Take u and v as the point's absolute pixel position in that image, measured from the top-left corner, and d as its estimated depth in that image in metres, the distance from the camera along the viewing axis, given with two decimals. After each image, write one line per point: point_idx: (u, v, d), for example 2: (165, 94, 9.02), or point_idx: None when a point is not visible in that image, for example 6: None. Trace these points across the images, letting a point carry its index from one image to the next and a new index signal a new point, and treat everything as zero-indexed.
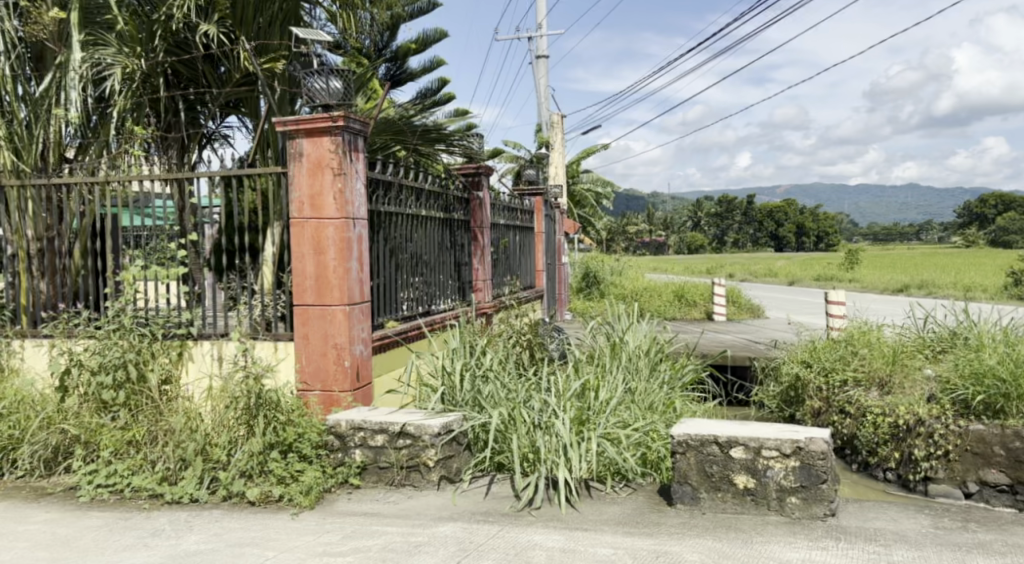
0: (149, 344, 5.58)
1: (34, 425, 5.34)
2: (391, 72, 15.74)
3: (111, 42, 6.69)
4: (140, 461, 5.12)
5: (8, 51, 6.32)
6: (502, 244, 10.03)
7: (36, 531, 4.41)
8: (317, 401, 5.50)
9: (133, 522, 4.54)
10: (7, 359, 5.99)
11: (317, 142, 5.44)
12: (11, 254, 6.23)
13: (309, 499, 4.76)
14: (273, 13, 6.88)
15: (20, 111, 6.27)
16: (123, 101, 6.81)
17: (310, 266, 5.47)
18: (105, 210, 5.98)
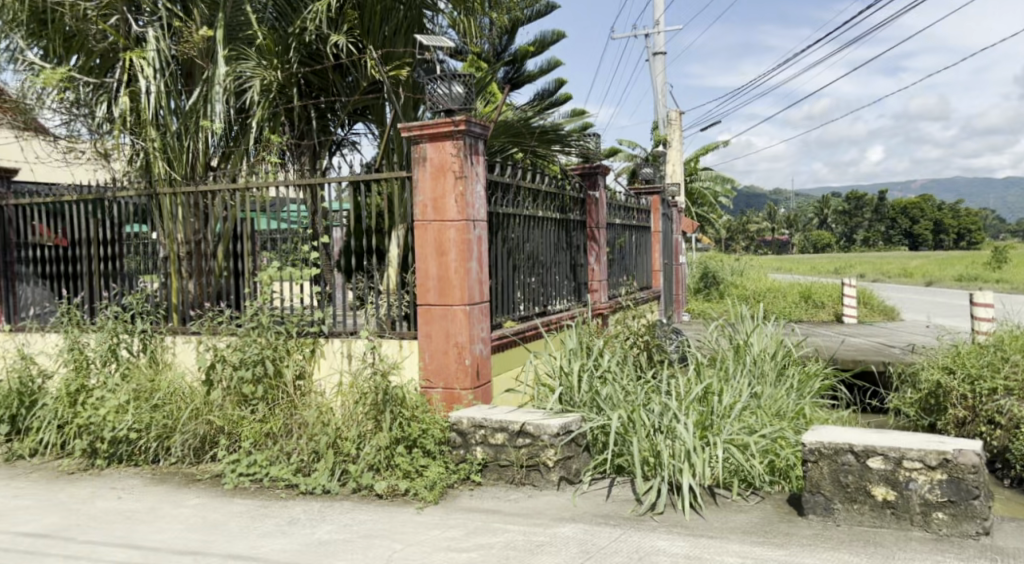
0: (285, 341, 5.91)
1: (184, 416, 5.74)
2: (509, 75, 15.92)
3: (251, 55, 6.99)
4: (278, 452, 5.44)
5: (163, 69, 6.80)
6: (617, 244, 9.97)
7: (188, 514, 4.75)
8: (440, 398, 5.62)
9: (272, 509, 4.81)
10: (162, 354, 6.43)
11: (440, 146, 5.57)
12: (163, 256, 6.74)
13: (434, 494, 4.90)
14: (397, 22, 7.10)
15: (173, 123, 6.80)
16: (262, 111, 7.14)
17: (433, 267, 5.62)
18: (244, 214, 6.36)
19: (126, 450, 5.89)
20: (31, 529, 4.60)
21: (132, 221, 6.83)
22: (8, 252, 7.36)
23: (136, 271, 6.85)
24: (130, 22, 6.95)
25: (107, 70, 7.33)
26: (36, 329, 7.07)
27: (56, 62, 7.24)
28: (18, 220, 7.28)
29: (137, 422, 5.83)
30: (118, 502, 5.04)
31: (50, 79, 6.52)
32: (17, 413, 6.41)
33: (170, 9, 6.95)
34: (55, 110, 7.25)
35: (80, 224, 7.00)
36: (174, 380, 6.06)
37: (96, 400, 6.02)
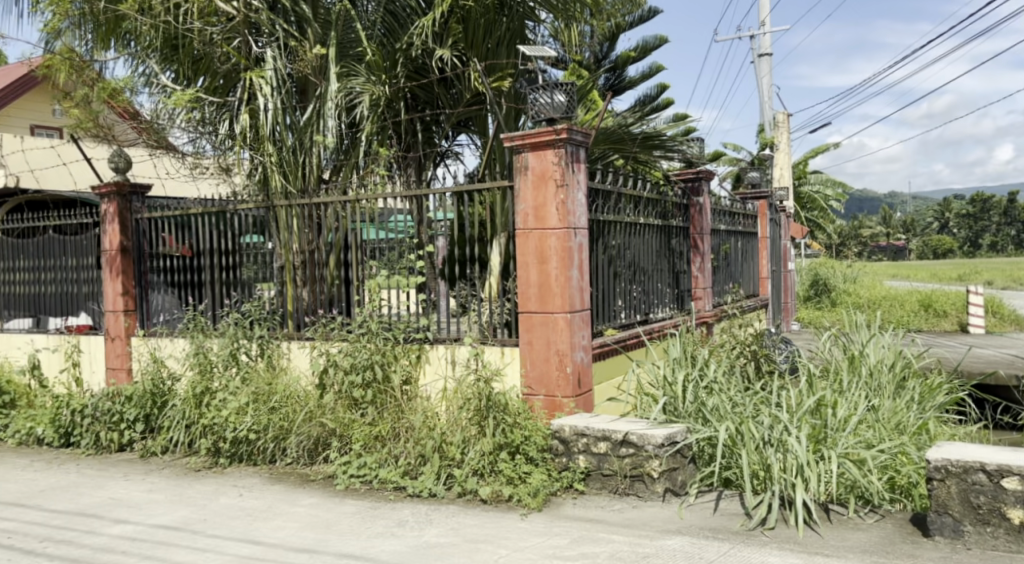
0: (392, 347, 6.11)
1: (299, 418, 6.01)
2: (611, 82, 15.86)
3: (361, 72, 7.24)
4: (386, 455, 5.60)
5: (280, 88, 7.15)
6: (723, 250, 9.73)
7: (303, 513, 4.95)
8: (542, 405, 5.61)
9: (382, 511, 4.95)
10: (278, 359, 6.75)
11: (541, 155, 5.60)
12: (279, 266, 7.05)
13: (537, 501, 4.91)
14: (501, 34, 7.21)
15: (289, 138, 7.15)
16: (371, 124, 7.30)
17: (534, 275, 5.65)
18: (353, 224, 6.58)
19: (246, 450, 6.19)
20: (163, 521, 4.91)
21: (250, 232, 7.19)
22: (141, 261, 7.88)
23: (253, 279, 7.21)
24: (250, 43, 7.32)
25: (229, 87, 7.73)
26: (166, 334, 7.54)
27: (187, 85, 7.79)
28: (150, 232, 7.80)
29: (256, 424, 6.13)
30: (240, 499, 5.31)
31: (180, 100, 6.96)
32: (151, 413, 6.87)
33: (286, 30, 7.32)
34: (183, 128, 7.80)
35: (204, 235, 7.42)
36: (290, 383, 6.33)
37: (219, 402, 6.39)
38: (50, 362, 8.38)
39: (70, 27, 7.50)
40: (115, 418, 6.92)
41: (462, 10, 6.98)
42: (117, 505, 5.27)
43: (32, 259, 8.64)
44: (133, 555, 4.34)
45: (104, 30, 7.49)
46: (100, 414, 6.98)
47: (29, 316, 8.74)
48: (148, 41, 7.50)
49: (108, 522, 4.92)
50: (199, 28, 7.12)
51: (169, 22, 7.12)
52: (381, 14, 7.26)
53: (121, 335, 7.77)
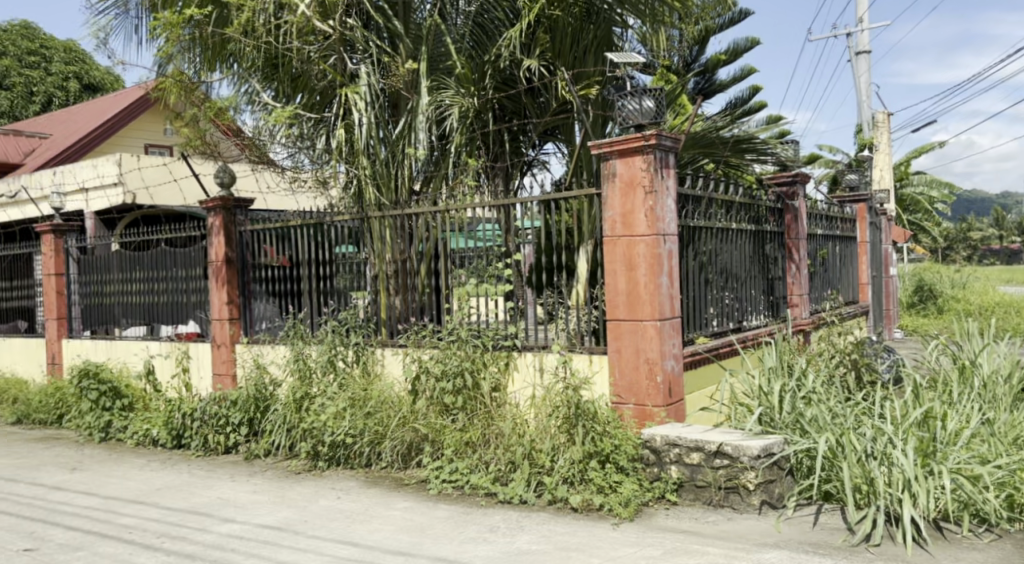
0: (481, 354, 6.18)
1: (393, 423, 6.16)
2: (700, 86, 15.62)
3: (450, 85, 7.33)
4: (477, 461, 5.67)
5: (374, 102, 7.37)
6: (819, 256, 9.41)
7: (398, 516, 5.07)
8: (632, 414, 5.57)
9: (474, 516, 5.01)
10: (373, 365, 6.95)
11: (630, 162, 5.57)
12: (373, 275, 7.24)
13: (629, 511, 4.87)
14: (589, 42, 7.20)
15: (382, 151, 7.35)
16: (460, 136, 7.35)
17: (622, 282, 5.61)
18: (443, 234, 6.70)
19: (344, 454, 6.39)
20: (267, 521, 5.11)
21: (345, 242, 7.41)
22: (244, 272, 8.24)
23: (347, 288, 7.44)
24: (346, 60, 7.53)
25: (324, 104, 8.02)
26: (267, 341, 7.87)
27: (287, 102, 8.14)
28: (253, 243, 8.16)
29: (353, 428, 6.32)
30: (338, 501, 5.49)
31: (281, 117, 7.28)
32: (254, 417, 7.18)
33: (379, 46, 7.54)
34: (283, 144, 8.13)
35: (302, 246, 7.71)
36: (384, 389, 6.51)
37: (318, 407, 6.62)
38: (163, 367, 8.85)
39: (181, 51, 7.99)
40: (222, 422, 7.28)
41: (548, 20, 7.03)
42: (225, 505, 5.53)
43: (146, 270, 9.18)
44: (240, 553, 4.54)
45: (211, 52, 7.94)
46: (209, 418, 7.35)
47: (144, 323, 9.29)
48: (250, 62, 7.88)
49: (217, 521, 5.17)
50: (298, 47, 7.42)
51: (270, 42, 7.44)
52: (469, 27, 7.40)
53: (227, 342, 8.14)
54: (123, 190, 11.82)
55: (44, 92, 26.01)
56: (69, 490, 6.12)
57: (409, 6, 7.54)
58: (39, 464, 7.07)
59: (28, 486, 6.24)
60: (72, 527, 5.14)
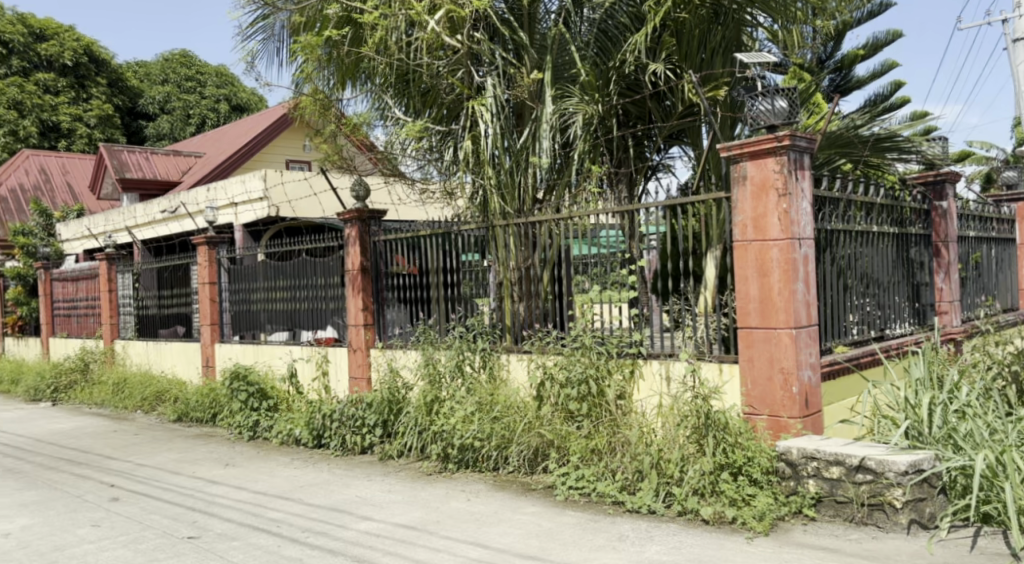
0: (606, 361, 6.16)
1: (519, 428, 6.27)
2: (836, 84, 14.91)
3: (574, 93, 7.33)
4: (603, 469, 5.66)
5: (500, 114, 7.49)
6: (972, 260, 8.77)
7: (527, 521, 5.13)
8: (766, 426, 5.36)
9: (602, 524, 5.00)
10: (499, 370, 7.06)
11: (761, 164, 5.39)
12: (498, 282, 7.36)
13: (764, 525, 4.70)
14: (716, 43, 7.02)
15: (507, 161, 7.45)
16: (584, 143, 7.33)
17: (754, 289, 5.43)
18: (567, 241, 6.73)
19: (472, 458, 6.53)
20: (402, 520, 5.30)
21: (471, 250, 7.58)
22: (378, 280, 8.57)
23: (472, 295, 7.61)
24: (473, 73, 7.70)
25: (452, 117, 8.21)
26: (400, 346, 8.16)
27: (417, 116, 8.40)
28: (386, 253, 8.47)
29: (481, 432, 6.45)
30: (468, 504, 5.62)
31: (412, 131, 7.57)
32: (388, 419, 7.48)
33: (505, 58, 7.68)
34: (414, 156, 8.46)
35: (431, 255, 7.93)
36: (510, 394, 6.63)
37: (448, 410, 6.84)
38: (304, 370, 9.34)
39: (317, 70, 8.45)
40: (359, 423, 7.61)
41: (676, 23, 6.91)
42: (363, 503, 5.77)
43: (289, 279, 9.73)
44: (378, 550, 4.73)
45: (346, 71, 8.34)
46: (347, 419, 7.70)
47: (287, 329, 9.85)
48: (383, 78, 8.21)
49: (356, 518, 5.40)
50: (428, 63, 7.69)
51: (402, 59, 7.74)
52: (594, 34, 7.41)
53: (362, 347, 8.50)
54: (268, 204, 12.59)
55: (199, 115, 27.87)
56: (223, 483, 6.57)
57: (534, 17, 7.66)
58: (197, 459, 7.63)
59: (188, 479, 6.76)
60: (228, 519, 5.52)
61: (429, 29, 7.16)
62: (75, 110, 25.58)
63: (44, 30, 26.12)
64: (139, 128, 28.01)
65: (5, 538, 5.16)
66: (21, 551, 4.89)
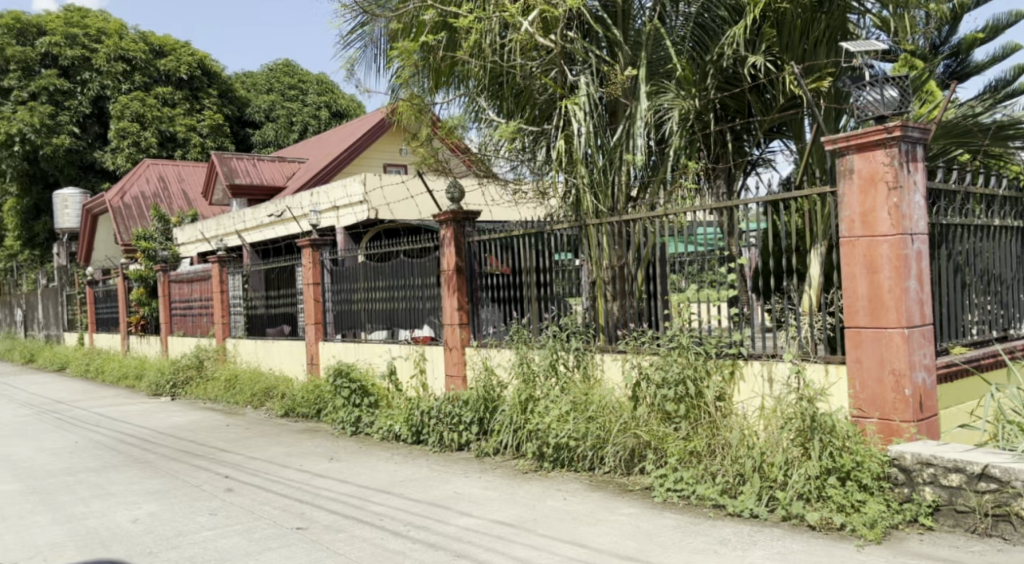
0: (704, 362, 6.07)
1: (615, 428, 6.22)
2: (951, 69, 14.10)
3: (670, 88, 7.21)
4: (703, 471, 5.54)
5: (592, 112, 7.44)
6: None
7: (625, 521, 5.09)
8: (876, 430, 5.14)
9: (703, 527, 4.91)
10: (593, 369, 7.05)
11: (869, 157, 5.17)
12: (591, 281, 7.33)
13: (876, 533, 4.52)
14: (820, 33, 6.76)
15: (600, 159, 7.40)
16: (679, 140, 7.17)
17: (862, 286, 5.21)
18: (662, 238, 6.65)
19: (568, 457, 6.53)
20: (500, 517, 5.35)
21: (563, 250, 7.58)
22: (473, 280, 8.69)
23: (564, 294, 7.60)
24: (566, 73, 7.70)
25: (545, 118, 8.23)
26: (494, 345, 8.23)
27: (511, 117, 8.44)
28: (480, 253, 8.57)
29: (576, 432, 6.46)
30: (565, 503, 5.62)
31: (505, 133, 7.62)
32: (484, 416, 7.58)
33: (598, 56, 7.63)
34: (507, 158, 8.50)
35: (524, 255, 7.96)
36: (605, 393, 6.59)
37: (543, 409, 6.87)
38: (403, 368, 9.54)
39: (414, 75, 8.63)
40: (456, 420, 7.74)
41: (776, 14, 6.68)
42: (461, 499, 5.87)
43: (387, 279, 9.99)
44: (477, 546, 4.80)
45: (441, 75, 8.49)
46: (444, 416, 7.84)
47: (385, 328, 10.10)
48: (477, 80, 8.26)
49: (455, 514, 5.50)
50: (521, 64, 7.72)
51: (496, 61, 7.81)
52: (690, 28, 7.28)
53: (458, 346, 8.63)
54: (367, 207, 12.97)
55: (302, 122, 29.46)
56: (328, 477, 6.81)
57: (628, 14, 7.60)
58: (304, 453, 7.93)
59: (297, 472, 7.04)
60: (333, 511, 5.72)
61: (523, 30, 7.18)
62: (190, 120, 26.94)
63: (162, 46, 27.61)
64: (247, 136, 29.34)
65: (134, 524, 5.51)
66: (148, 536, 5.21)
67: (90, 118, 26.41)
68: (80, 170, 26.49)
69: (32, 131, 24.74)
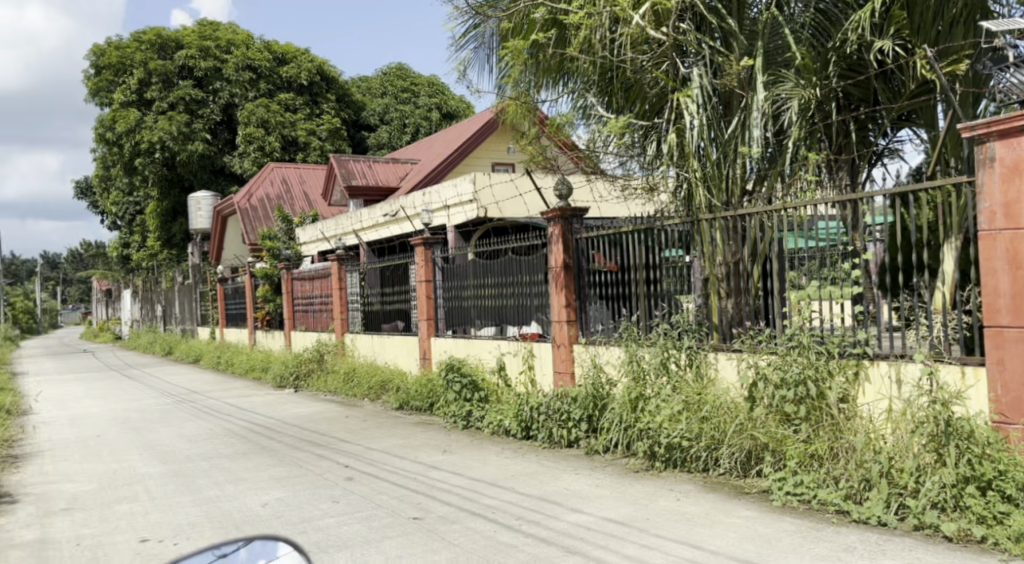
0: (826, 362, 5.81)
1: (731, 429, 6.06)
2: None
3: (789, 77, 6.93)
4: (825, 476, 5.33)
5: (706, 104, 7.18)
6: None
7: (742, 524, 4.96)
8: (1022, 436, 4.73)
9: (826, 533, 4.71)
10: (706, 369, 6.90)
11: (1012, 144, 4.82)
12: (704, 278, 7.20)
13: (1022, 547, 4.19)
14: (956, 12, 6.31)
15: (713, 152, 7.19)
16: (799, 130, 6.90)
17: (1005, 282, 4.85)
18: (780, 234, 6.42)
19: (680, 457, 6.40)
20: (613, 515, 5.32)
21: (674, 246, 7.48)
22: (581, 277, 8.66)
23: (673, 291, 7.49)
24: (678, 65, 7.53)
25: (656, 112, 8.13)
26: (603, 343, 8.17)
27: (621, 113, 8.38)
28: (588, 250, 8.54)
29: (689, 432, 6.34)
30: (679, 503, 5.52)
31: (614, 128, 7.49)
32: (593, 414, 7.54)
33: (712, 48, 7.45)
34: (616, 153, 8.39)
35: (634, 251, 7.86)
36: (719, 394, 6.44)
37: (654, 408, 6.79)
38: (511, 364, 9.57)
39: (522, 74, 8.65)
40: (565, 417, 7.75)
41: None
42: (572, 495, 5.88)
43: (496, 277, 10.11)
44: (590, 543, 4.79)
45: (549, 73, 8.50)
46: (554, 413, 7.87)
47: (494, 324, 10.26)
48: (586, 77, 8.21)
49: (566, 510, 5.51)
50: (632, 57, 7.63)
51: (606, 57, 7.73)
52: (810, 15, 6.98)
53: (566, 342, 8.61)
54: (477, 205, 13.15)
55: (414, 124, 30.24)
56: (441, 469, 6.96)
57: (743, 3, 7.42)
58: (418, 445, 8.15)
59: (412, 463, 7.24)
60: (447, 502, 5.85)
61: (634, 24, 7.09)
62: (311, 124, 28.15)
63: (285, 54, 28.99)
64: (363, 139, 30.36)
65: (263, 508, 5.82)
66: (276, 520, 5.48)
67: (220, 125, 28.04)
68: (212, 175, 28.11)
69: (170, 139, 26.54)
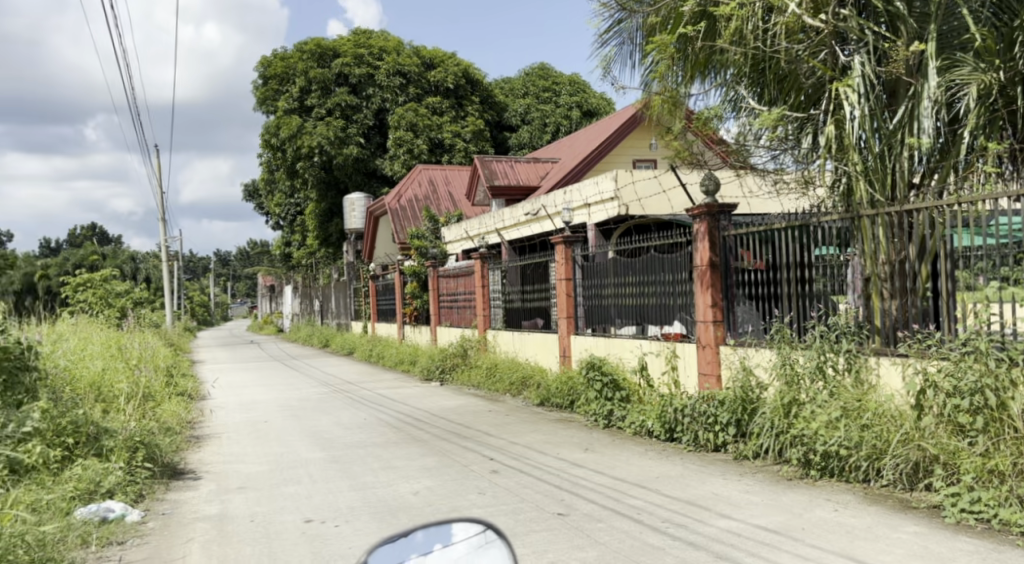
0: (1008, 371, 5.36)
1: (896, 439, 5.71)
2: None
3: (967, 60, 6.37)
4: (1006, 494, 4.90)
5: (869, 93, 6.74)
6: None
7: (909, 541, 4.64)
8: None
9: (1008, 556, 4.33)
10: (867, 374, 6.50)
11: None
12: (865, 278, 6.83)
13: None
14: None
15: (876, 145, 6.75)
16: (977, 118, 6.34)
17: None
18: (953, 231, 5.96)
19: (838, 466, 6.07)
20: (765, 523, 5.12)
21: (830, 243, 7.06)
22: (728, 276, 8.38)
23: (827, 291, 7.13)
24: (837, 53, 7.19)
25: (812, 102, 7.79)
26: (753, 344, 7.87)
27: (774, 103, 8.02)
28: (736, 247, 8.26)
29: (849, 440, 5.99)
30: (838, 514, 5.24)
31: (767, 120, 7.16)
32: (741, 418, 7.30)
33: (876, 34, 6.99)
34: (768, 147, 8.07)
35: (785, 249, 7.48)
36: (883, 401, 6.08)
37: (809, 414, 6.46)
38: (654, 364, 9.44)
39: (668, 67, 8.48)
40: (712, 420, 7.54)
41: None
42: (721, 500, 5.71)
43: (639, 275, 10.00)
44: (741, 550, 4.64)
45: (697, 66, 8.26)
46: (698, 415, 7.68)
47: (635, 324, 10.10)
48: (737, 69, 7.92)
49: (714, 515, 5.37)
50: (787, 47, 7.29)
51: (759, 48, 7.42)
52: None
53: (711, 343, 8.39)
54: (619, 203, 13.05)
55: (555, 123, 30.52)
56: (584, 467, 6.98)
57: None
58: (561, 441, 8.21)
59: (555, 460, 7.29)
60: (592, 500, 5.84)
61: (789, 13, 6.86)
62: (456, 127, 28.98)
63: (433, 59, 29.92)
64: (505, 139, 30.96)
65: (415, 496, 6.04)
66: (428, 508, 5.68)
67: (372, 130, 29.34)
68: (365, 177, 29.53)
69: (327, 144, 28.04)
